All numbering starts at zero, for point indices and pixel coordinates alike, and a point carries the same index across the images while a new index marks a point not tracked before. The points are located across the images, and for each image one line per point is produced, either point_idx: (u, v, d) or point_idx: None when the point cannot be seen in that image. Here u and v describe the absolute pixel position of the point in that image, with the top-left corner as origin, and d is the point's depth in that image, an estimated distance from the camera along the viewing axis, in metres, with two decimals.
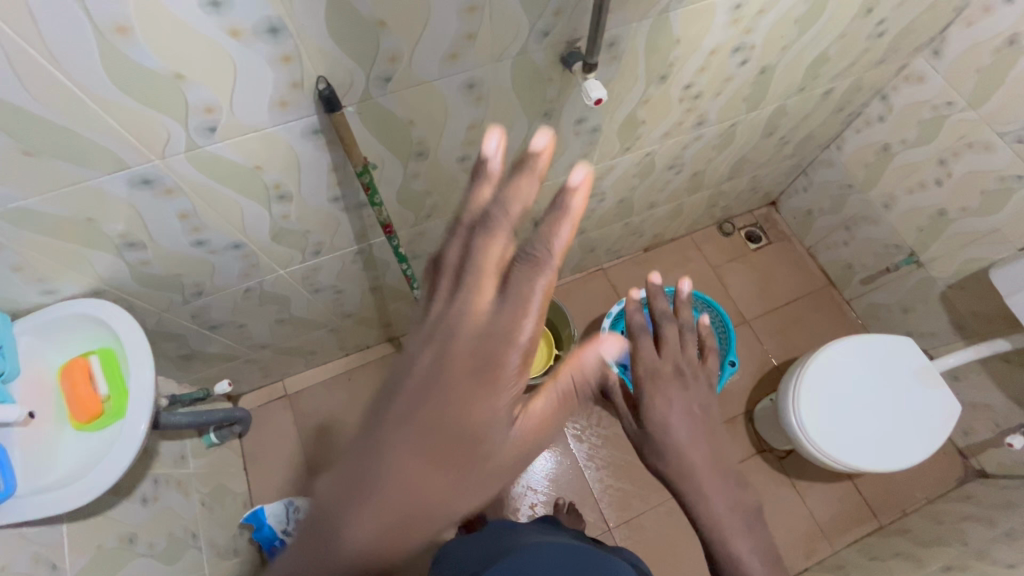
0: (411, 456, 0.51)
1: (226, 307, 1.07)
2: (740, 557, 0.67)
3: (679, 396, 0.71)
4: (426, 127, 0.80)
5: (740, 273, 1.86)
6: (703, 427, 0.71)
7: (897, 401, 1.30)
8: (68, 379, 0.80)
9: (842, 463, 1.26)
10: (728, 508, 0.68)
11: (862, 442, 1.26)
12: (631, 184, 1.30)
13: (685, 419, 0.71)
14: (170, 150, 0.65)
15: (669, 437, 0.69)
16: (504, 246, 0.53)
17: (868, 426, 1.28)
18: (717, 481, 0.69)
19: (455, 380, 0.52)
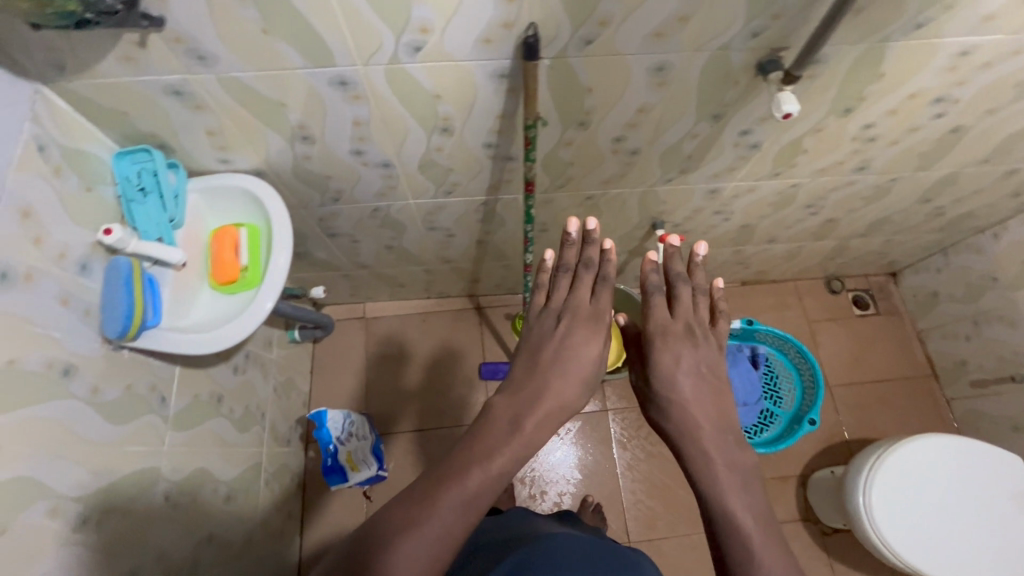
0: (472, 456, 0.62)
1: (352, 220, 1.14)
2: (734, 513, 0.63)
3: (686, 351, 0.73)
4: (600, 99, 0.80)
5: (835, 335, 1.75)
6: (708, 387, 0.72)
7: (985, 516, 1.19)
8: (218, 242, 0.89)
9: (899, 557, 1.18)
10: (730, 470, 0.66)
11: (933, 543, 1.18)
12: (762, 211, 1.25)
13: (692, 375, 0.72)
14: (374, 59, 0.69)
15: (670, 386, 0.71)
16: (575, 283, 0.78)
17: (945, 529, 1.18)
18: (718, 438, 0.68)
19: (521, 388, 0.69)
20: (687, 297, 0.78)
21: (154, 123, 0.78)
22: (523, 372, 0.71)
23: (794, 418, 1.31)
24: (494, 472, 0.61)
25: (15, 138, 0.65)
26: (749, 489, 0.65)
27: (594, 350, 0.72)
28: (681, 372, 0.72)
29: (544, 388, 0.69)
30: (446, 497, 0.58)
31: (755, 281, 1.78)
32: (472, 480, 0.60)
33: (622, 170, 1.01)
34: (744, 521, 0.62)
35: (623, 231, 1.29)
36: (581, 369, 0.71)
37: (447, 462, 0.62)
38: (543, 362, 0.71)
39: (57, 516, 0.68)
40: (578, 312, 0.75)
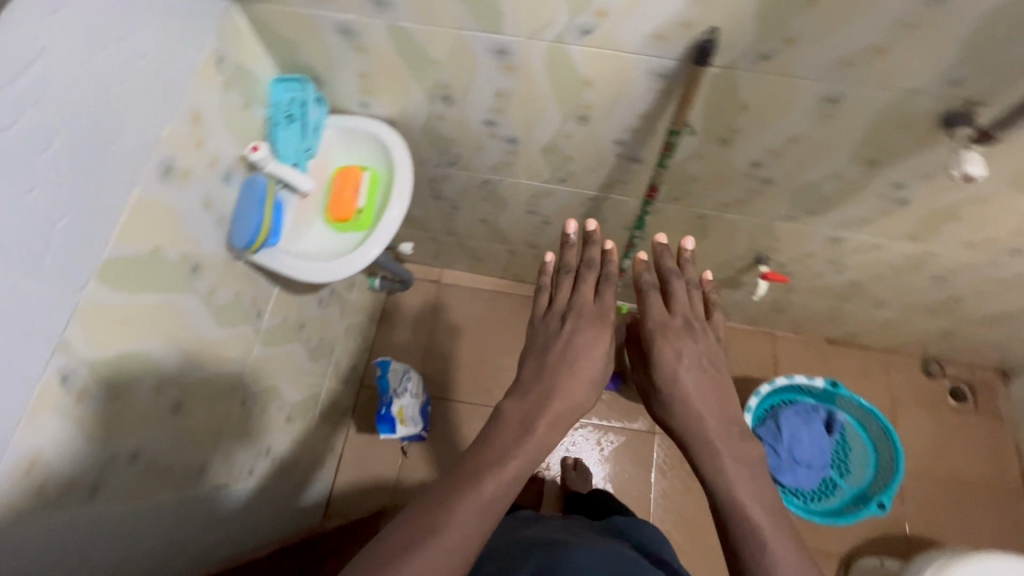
0: (486, 465, 0.59)
1: (459, 187, 1.15)
2: (745, 507, 0.59)
3: (687, 345, 0.70)
4: (753, 119, 0.76)
5: (920, 421, 1.61)
6: (712, 381, 0.68)
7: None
8: (340, 180, 0.93)
9: None
10: (739, 466, 0.62)
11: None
12: (881, 272, 1.16)
13: (695, 370, 0.69)
14: (540, 34, 0.69)
15: (672, 380, 0.68)
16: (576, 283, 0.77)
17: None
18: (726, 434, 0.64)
19: (532, 389, 0.66)
20: (684, 293, 0.75)
21: (315, 57, 0.82)
22: (536, 373, 0.68)
23: (860, 496, 1.21)
24: (507, 477, 0.58)
25: (201, 47, 0.70)
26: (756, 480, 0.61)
27: (601, 347, 0.70)
28: (683, 368, 0.68)
29: (558, 390, 0.66)
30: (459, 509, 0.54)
31: (843, 342, 1.67)
32: (484, 492, 0.56)
33: (747, 196, 0.96)
34: (753, 513, 0.59)
35: (723, 257, 1.24)
36: (588, 369, 0.68)
37: (457, 474, 0.58)
38: (557, 361, 0.68)
39: (160, 396, 0.74)
40: (582, 309, 0.73)
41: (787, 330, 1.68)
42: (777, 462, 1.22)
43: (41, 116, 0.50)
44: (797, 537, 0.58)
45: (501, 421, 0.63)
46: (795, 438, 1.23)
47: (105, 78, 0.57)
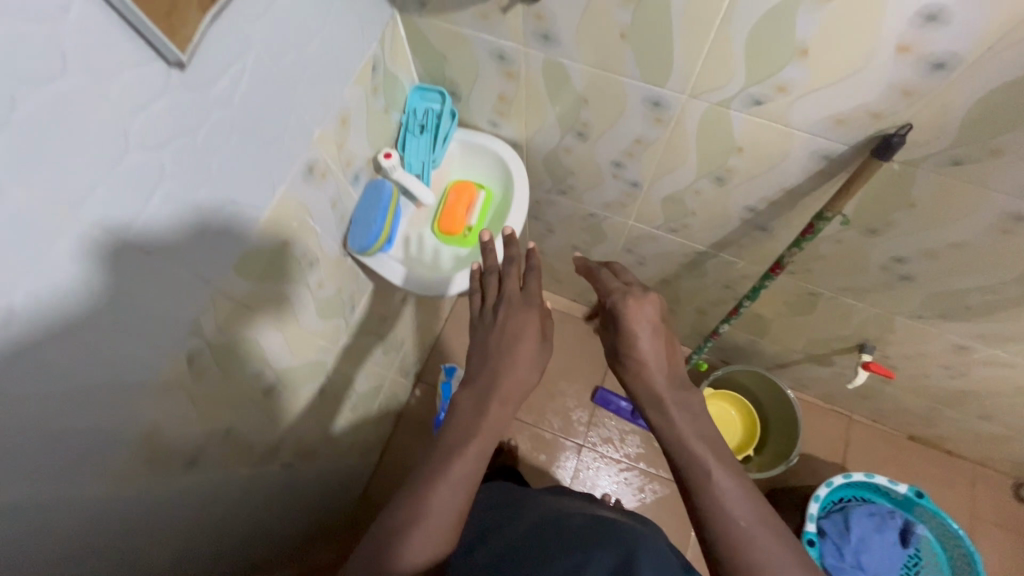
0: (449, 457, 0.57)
1: (562, 213, 1.13)
2: (688, 444, 0.59)
3: (640, 314, 0.69)
4: (915, 217, 0.70)
5: (1001, 547, 1.46)
6: (666, 338, 0.68)
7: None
8: (455, 194, 0.92)
9: None
10: (687, 418, 0.62)
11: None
12: (1004, 389, 1.06)
13: (650, 334, 0.68)
14: (705, 95, 0.65)
15: (633, 344, 0.67)
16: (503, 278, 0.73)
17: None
18: (678, 390, 0.64)
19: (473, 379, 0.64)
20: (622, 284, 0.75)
21: (461, 73, 0.82)
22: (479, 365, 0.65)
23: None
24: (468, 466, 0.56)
25: (362, 54, 0.71)
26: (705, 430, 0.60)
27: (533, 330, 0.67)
28: (640, 331, 0.68)
29: (502, 368, 0.63)
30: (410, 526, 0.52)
31: (927, 441, 1.54)
32: (434, 503, 0.54)
33: (875, 286, 0.89)
34: (695, 448, 0.58)
35: (822, 334, 1.16)
36: (526, 349, 0.65)
37: (410, 486, 0.56)
38: (507, 347, 0.65)
39: (259, 381, 0.77)
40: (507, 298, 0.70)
41: (867, 417, 1.57)
42: (838, 563, 1.14)
43: (223, 120, 0.52)
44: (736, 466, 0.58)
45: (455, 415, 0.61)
46: (863, 543, 1.15)
47: (281, 83, 0.58)
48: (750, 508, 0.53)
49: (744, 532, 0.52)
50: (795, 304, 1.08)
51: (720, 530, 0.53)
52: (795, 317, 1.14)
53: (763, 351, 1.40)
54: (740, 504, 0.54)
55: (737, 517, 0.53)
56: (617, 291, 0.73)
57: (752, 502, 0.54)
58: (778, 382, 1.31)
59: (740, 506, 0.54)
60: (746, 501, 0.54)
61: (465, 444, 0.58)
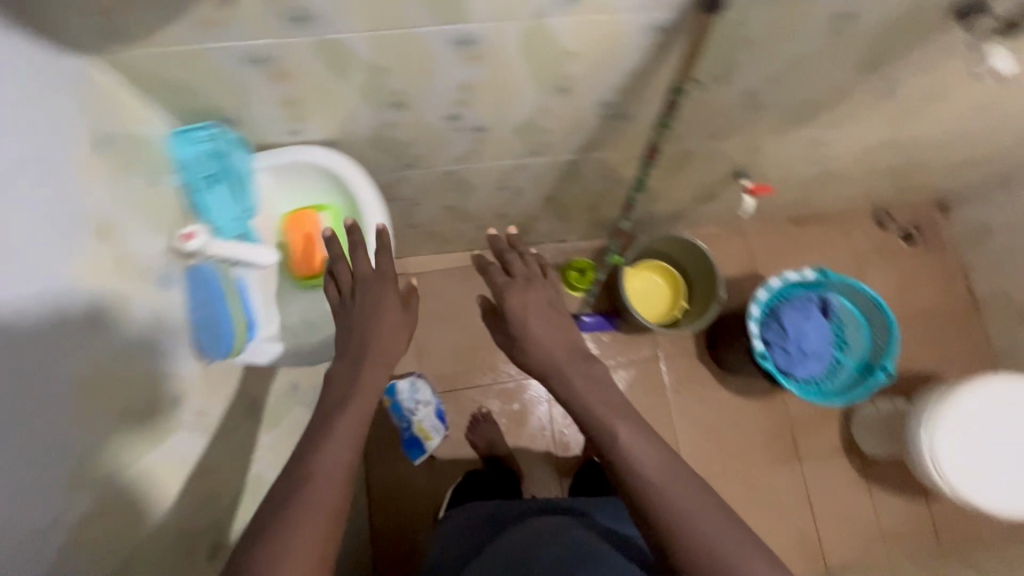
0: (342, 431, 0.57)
1: (417, 184, 1.01)
2: (608, 424, 0.66)
3: (531, 296, 0.77)
4: (758, 52, 0.68)
5: (883, 273, 1.75)
6: (561, 321, 0.76)
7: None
8: (296, 231, 0.79)
9: (960, 493, 1.23)
10: (596, 388, 0.70)
11: (1012, 497, 1.22)
12: (855, 156, 1.16)
13: (546, 321, 0.75)
14: (513, 15, 0.55)
15: (522, 324, 0.74)
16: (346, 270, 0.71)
17: (1017, 487, 1.22)
18: (577, 364, 0.72)
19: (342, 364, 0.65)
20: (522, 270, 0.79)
21: (221, 96, 0.64)
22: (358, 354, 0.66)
23: (868, 370, 1.30)
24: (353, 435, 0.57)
25: (74, 137, 0.53)
26: (607, 392, 0.69)
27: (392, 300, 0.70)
28: (532, 315, 0.75)
29: (375, 346, 0.66)
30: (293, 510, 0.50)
31: (806, 218, 1.74)
32: (321, 466, 0.53)
33: (738, 124, 0.90)
34: (613, 425, 0.66)
35: (703, 179, 1.19)
36: (387, 346, 0.67)
37: (296, 460, 0.54)
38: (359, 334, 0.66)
39: (194, 553, 0.63)
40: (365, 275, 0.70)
41: (756, 222, 1.71)
42: (787, 359, 1.29)
43: None
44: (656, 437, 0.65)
45: (335, 397, 0.61)
46: (801, 333, 1.29)
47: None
48: (666, 470, 0.62)
49: (655, 480, 0.61)
50: (672, 165, 1.08)
51: (636, 484, 0.61)
52: (674, 177, 1.15)
53: (658, 214, 1.44)
54: (653, 460, 0.62)
55: (649, 476, 0.61)
56: (505, 289, 0.77)
57: (668, 464, 0.63)
58: (690, 240, 1.40)
59: (652, 465, 0.62)
60: (662, 462, 0.62)
61: (360, 421, 0.59)
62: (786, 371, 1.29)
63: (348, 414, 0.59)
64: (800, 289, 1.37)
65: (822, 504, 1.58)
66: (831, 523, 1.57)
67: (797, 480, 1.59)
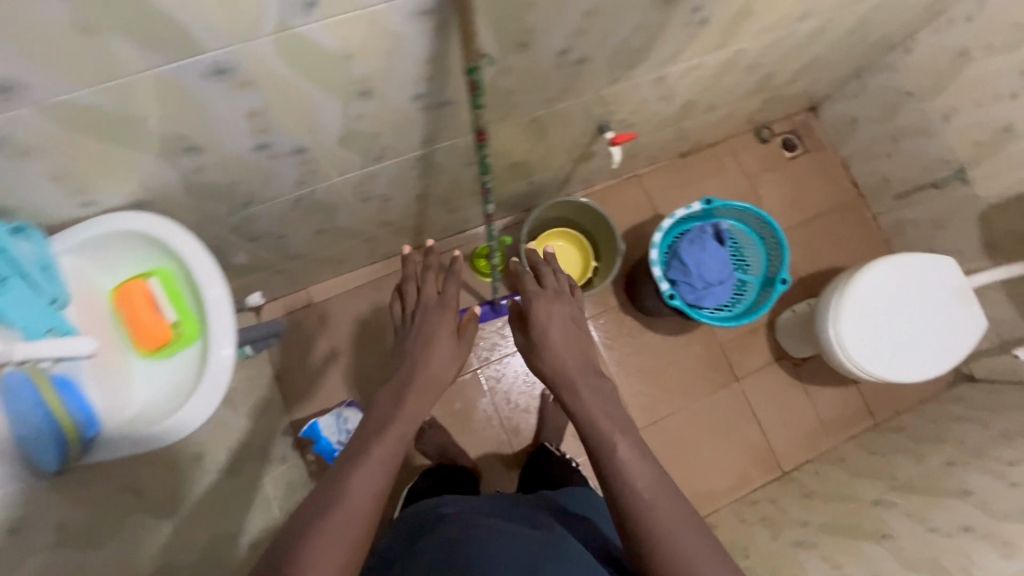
0: (368, 473, 0.68)
1: (271, 217, 0.96)
2: (612, 441, 0.77)
3: (557, 307, 0.94)
4: (545, 12, 0.66)
5: (774, 185, 1.82)
6: (575, 334, 0.92)
7: (950, 319, 1.33)
8: (127, 305, 0.73)
9: (869, 373, 1.31)
10: (599, 405, 0.82)
11: (913, 364, 1.31)
12: (705, 85, 1.18)
13: (566, 328, 0.92)
14: (254, 34, 0.51)
15: (544, 332, 0.91)
16: (431, 289, 0.94)
17: (916, 354, 1.31)
18: (588, 377, 0.86)
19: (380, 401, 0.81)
20: (546, 279, 0.98)
21: None
22: (396, 394, 0.81)
23: (769, 283, 1.35)
24: (379, 465, 0.70)
25: None
26: (615, 414, 0.81)
27: (447, 326, 0.90)
28: (553, 322, 0.92)
29: (420, 363, 0.84)
30: (407, 410, 0.78)
31: (692, 150, 1.78)
32: (355, 489, 0.66)
33: (569, 83, 0.89)
34: (620, 446, 0.76)
35: (569, 140, 1.18)
36: (443, 347, 0.87)
37: (331, 488, 0.67)
38: (411, 342, 0.88)
39: None
40: (428, 303, 0.93)
41: (646, 166, 1.74)
42: (694, 292, 1.33)
43: None
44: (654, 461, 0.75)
45: (363, 434, 0.75)
46: (702, 264, 1.32)
47: None
48: (657, 491, 0.71)
49: (646, 496, 0.71)
50: (528, 136, 1.06)
51: (625, 494, 0.71)
52: (538, 146, 1.14)
53: (545, 182, 1.43)
54: (644, 477, 0.72)
55: (642, 489, 0.71)
56: (533, 296, 0.95)
57: (659, 486, 0.72)
58: (578, 200, 1.43)
59: (645, 479, 0.72)
60: (652, 483, 0.72)
61: (386, 464, 0.70)
62: (696, 303, 1.34)
63: (368, 466, 0.69)
64: (693, 222, 1.40)
65: (765, 415, 1.66)
66: (777, 429, 1.66)
67: (738, 399, 1.66)
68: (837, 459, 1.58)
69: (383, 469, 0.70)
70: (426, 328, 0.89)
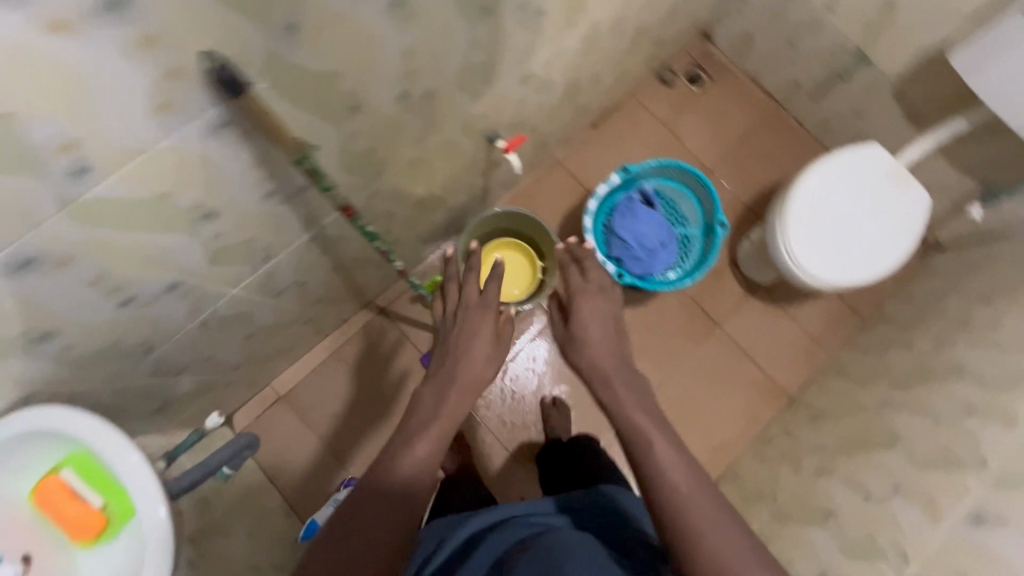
0: (427, 449, 0.70)
1: (185, 349, 0.92)
2: (646, 430, 0.74)
3: (598, 304, 0.90)
4: (356, 74, 0.62)
5: (692, 122, 1.80)
6: (613, 329, 0.88)
7: (892, 205, 1.31)
8: (50, 502, 0.77)
9: (829, 282, 1.29)
10: (632, 396, 0.79)
11: (872, 261, 1.29)
12: (577, 62, 1.15)
13: (603, 324, 0.88)
14: (37, 219, 0.48)
15: (582, 328, 0.87)
16: (473, 288, 0.86)
17: (872, 250, 1.29)
18: (624, 374, 0.82)
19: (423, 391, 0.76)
20: (591, 281, 0.96)
21: None
22: (442, 394, 0.75)
23: (710, 229, 1.33)
24: (434, 438, 0.71)
25: None
26: (648, 408, 0.77)
27: (489, 327, 0.82)
28: (589, 319, 0.88)
29: (464, 356, 0.78)
30: (447, 411, 0.73)
31: (602, 117, 1.75)
32: (413, 459, 0.69)
33: (428, 119, 0.85)
34: (646, 425, 0.74)
35: (465, 162, 1.14)
36: (481, 350, 0.79)
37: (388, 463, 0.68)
38: (456, 340, 0.80)
39: None
40: (470, 303, 0.84)
41: (562, 148, 1.71)
42: (642, 263, 1.30)
43: None
44: (690, 457, 0.71)
45: (418, 404, 0.75)
46: (640, 234, 1.29)
47: None
48: (692, 483, 0.68)
49: (684, 490, 0.67)
50: (418, 175, 1.03)
51: (657, 489, 0.68)
52: (435, 179, 1.11)
53: (463, 204, 1.40)
54: (678, 470, 0.69)
55: (677, 483, 0.68)
56: (574, 290, 0.93)
57: (697, 480, 0.68)
58: (488, 215, 1.44)
59: (680, 472, 0.69)
60: (687, 474, 0.69)
61: (443, 435, 0.72)
62: (647, 273, 1.31)
63: (422, 445, 0.70)
64: (618, 193, 1.36)
65: (756, 349, 1.64)
66: (772, 358, 1.64)
67: (725, 343, 1.64)
68: (837, 369, 1.56)
69: (439, 438, 0.71)
70: (468, 328, 0.81)
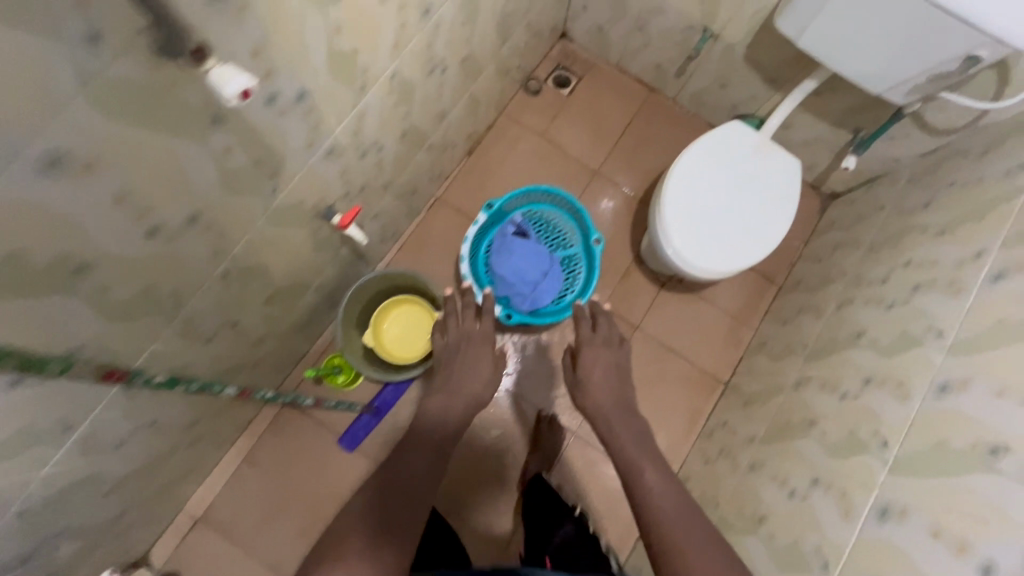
0: (439, 445, 0.93)
1: (14, 541, 0.82)
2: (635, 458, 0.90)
3: (607, 359, 1.10)
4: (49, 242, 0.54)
5: (569, 126, 1.75)
6: (616, 379, 1.07)
7: (763, 178, 1.27)
8: None
9: (719, 272, 1.24)
10: (628, 433, 0.96)
11: (758, 239, 1.25)
12: (401, 113, 1.08)
13: (608, 375, 1.07)
14: None
15: (588, 373, 1.08)
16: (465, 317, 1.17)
17: (754, 228, 1.25)
18: (622, 416, 1.00)
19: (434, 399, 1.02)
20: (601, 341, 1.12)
21: None
22: (450, 397, 1.02)
23: (591, 247, 1.31)
24: (447, 430, 0.96)
25: None
26: (645, 447, 0.93)
27: (485, 358, 1.10)
28: (597, 366, 1.08)
29: (463, 377, 1.06)
30: (454, 416, 0.99)
31: (476, 142, 1.68)
32: (429, 445, 0.92)
33: (213, 234, 0.77)
34: (635, 456, 0.90)
35: (307, 245, 1.06)
36: (477, 374, 1.07)
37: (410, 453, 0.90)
38: (458, 366, 1.08)
39: None
40: (468, 334, 1.12)
41: (442, 183, 1.64)
42: (529, 300, 1.25)
43: None
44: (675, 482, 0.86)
45: (430, 407, 1.01)
46: (520, 270, 1.22)
47: None
48: (672, 498, 0.82)
49: (665, 500, 0.81)
50: (246, 279, 0.94)
51: (644, 502, 0.82)
52: (275, 273, 1.03)
53: (336, 276, 1.31)
54: (662, 493, 0.83)
55: (661, 502, 0.81)
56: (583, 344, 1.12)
57: (676, 496, 0.82)
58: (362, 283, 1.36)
59: (665, 496, 0.82)
60: (670, 493, 0.83)
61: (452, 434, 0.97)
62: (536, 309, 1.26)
63: (434, 435, 0.94)
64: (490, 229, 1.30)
65: (680, 343, 1.60)
66: (699, 347, 1.60)
67: (647, 343, 1.60)
68: (760, 345, 1.53)
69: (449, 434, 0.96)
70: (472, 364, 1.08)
